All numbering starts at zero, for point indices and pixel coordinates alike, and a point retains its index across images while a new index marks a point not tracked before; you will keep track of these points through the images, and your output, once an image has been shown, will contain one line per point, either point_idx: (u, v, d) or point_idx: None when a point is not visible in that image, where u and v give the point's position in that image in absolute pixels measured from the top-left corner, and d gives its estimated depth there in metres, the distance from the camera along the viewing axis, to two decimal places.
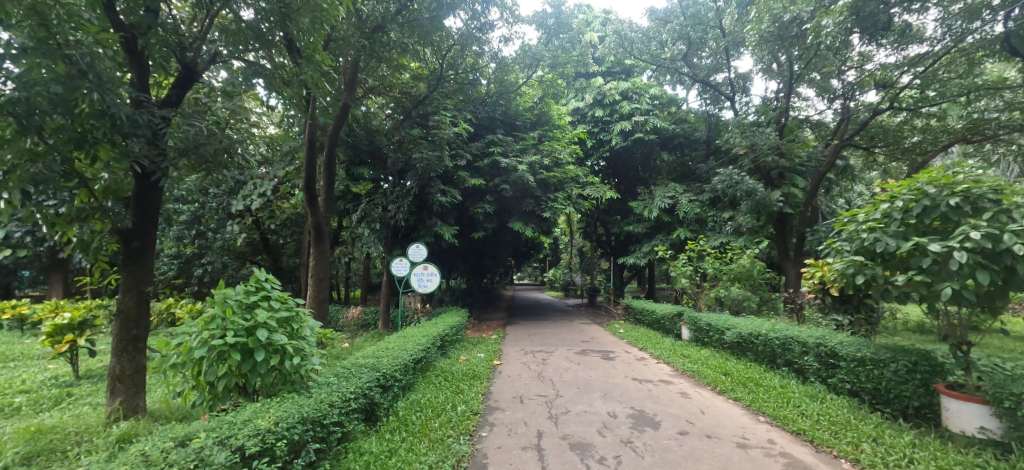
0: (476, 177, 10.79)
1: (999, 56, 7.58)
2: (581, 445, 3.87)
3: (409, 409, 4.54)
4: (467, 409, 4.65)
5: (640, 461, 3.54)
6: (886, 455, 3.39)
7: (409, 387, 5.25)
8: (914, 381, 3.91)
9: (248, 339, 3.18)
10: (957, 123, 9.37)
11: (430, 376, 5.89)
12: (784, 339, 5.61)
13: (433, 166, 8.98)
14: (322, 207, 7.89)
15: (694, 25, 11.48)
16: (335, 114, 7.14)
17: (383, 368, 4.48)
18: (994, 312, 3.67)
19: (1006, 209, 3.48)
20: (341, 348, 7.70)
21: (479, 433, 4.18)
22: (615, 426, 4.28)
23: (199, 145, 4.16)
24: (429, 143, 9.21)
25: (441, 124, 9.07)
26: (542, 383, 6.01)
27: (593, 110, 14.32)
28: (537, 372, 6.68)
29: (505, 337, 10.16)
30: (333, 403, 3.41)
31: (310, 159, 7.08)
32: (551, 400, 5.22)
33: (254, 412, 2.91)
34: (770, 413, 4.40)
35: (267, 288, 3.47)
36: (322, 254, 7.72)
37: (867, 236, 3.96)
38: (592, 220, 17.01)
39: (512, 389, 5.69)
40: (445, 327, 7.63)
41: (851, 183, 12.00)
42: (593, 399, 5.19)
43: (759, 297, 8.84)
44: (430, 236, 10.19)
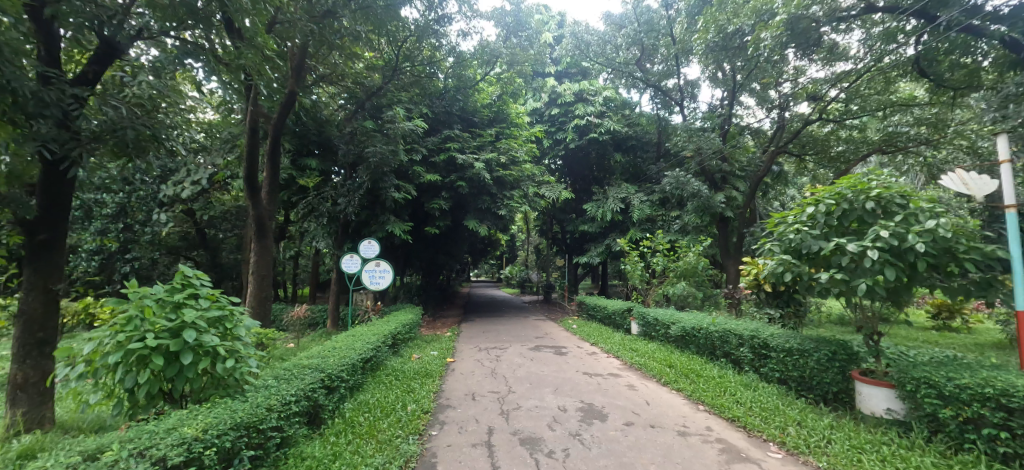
0: (432, 173, 10.65)
1: (911, 75, 8.35)
2: (530, 440, 3.93)
3: (357, 410, 4.43)
4: (418, 408, 4.59)
5: (587, 453, 3.64)
6: (808, 437, 3.67)
7: (358, 388, 5.12)
8: (833, 369, 4.28)
9: (171, 340, 2.96)
10: (875, 135, 10.27)
11: (381, 376, 5.75)
12: (722, 332, 5.95)
13: (388, 161, 8.77)
14: (265, 200, 7.49)
15: (647, 31, 11.96)
16: (280, 103, 6.79)
17: (328, 368, 4.34)
18: (900, 304, 4.07)
19: (912, 212, 3.85)
20: (284, 349, 7.35)
21: (429, 432, 4.14)
22: (564, 420, 4.38)
23: (122, 128, 3.84)
24: (383, 136, 8.98)
25: (395, 118, 8.85)
26: (495, 380, 6.04)
27: (549, 109, 14.67)
28: (491, 369, 6.70)
29: (459, 334, 10.13)
30: (272, 407, 3.26)
31: (252, 148, 6.71)
32: (503, 396, 5.25)
33: (179, 420, 2.72)
34: (708, 402, 4.66)
35: (195, 285, 3.28)
36: (264, 249, 7.33)
37: (795, 236, 4.27)
38: (549, 218, 17.27)
39: (465, 387, 5.68)
40: (397, 325, 7.50)
41: (784, 187, 12.90)
42: (544, 394, 5.29)
43: (703, 293, 9.33)
44: (382, 232, 9.95)
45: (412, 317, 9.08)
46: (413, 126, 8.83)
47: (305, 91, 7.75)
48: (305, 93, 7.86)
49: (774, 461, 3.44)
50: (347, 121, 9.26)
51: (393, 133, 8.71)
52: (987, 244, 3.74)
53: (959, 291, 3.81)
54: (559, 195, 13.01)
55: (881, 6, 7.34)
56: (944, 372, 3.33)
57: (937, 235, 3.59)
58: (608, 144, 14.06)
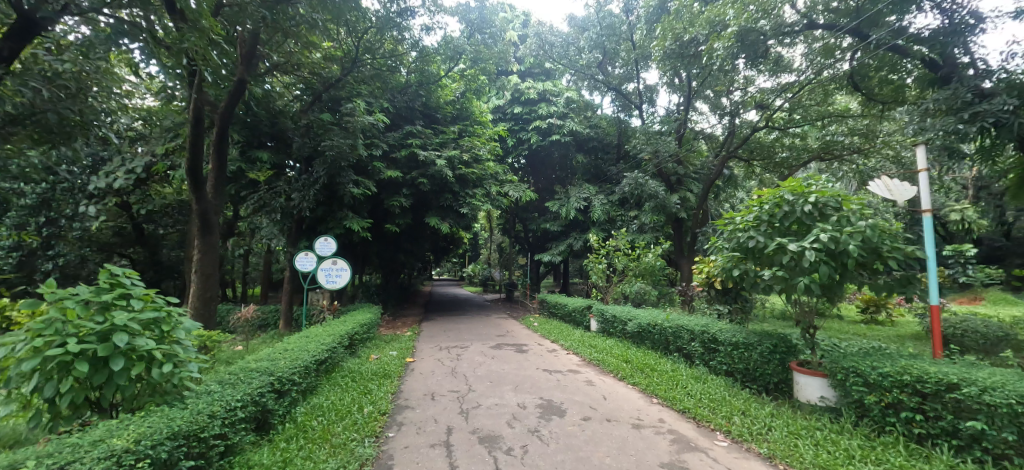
0: (392, 169, 10.47)
1: (846, 89, 8.96)
2: (489, 438, 3.96)
3: (310, 414, 4.31)
4: (375, 410, 4.53)
5: (545, 449, 3.72)
6: (751, 425, 3.91)
7: (311, 391, 4.97)
8: (774, 361, 4.58)
9: (99, 345, 2.76)
10: (815, 143, 11.00)
11: (336, 378, 5.60)
12: (675, 327, 6.22)
13: (346, 156, 8.52)
14: (211, 194, 7.11)
15: (608, 35, 12.27)
16: (229, 91, 6.46)
17: (278, 371, 4.20)
18: (834, 300, 4.41)
19: (846, 215, 4.17)
20: (231, 352, 7.01)
21: (386, 434, 4.09)
22: (523, 417, 4.45)
23: (42, 112, 4.32)
24: (341, 129, 8.73)
25: (355, 111, 8.63)
26: (455, 379, 6.03)
27: (512, 108, 14.74)
28: (451, 368, 6.68)
29: (419, 333, 10.01)
30: (215, 414, 3.13)
31: (196, 139, 6.36)
32: (463, 395, 5.26)
33: (108, 432, 2.57)
34: (661, 395, 4.87)
35: (126, 285, 3.08)
36: (209, 246, 6.96)
37: (743, 236, 4.52)
38: (512, 217, 17.37)
39: (424, 387, 5.64)
40: (354, 325, 7.32)
41: (734, 189, 13.58)
42: (504, 392, 5.35)
43: (658, 291, 9.70)
44: (339, 229, 9.67)
45: (371, 316, 8.89)
46: (373, 121, 8.65)
47: (256, 79, 7.41)
48: (257, 82, 7.51)
49: (720, 449, 3.63)
50: (302, 112, 8.95)
51: (352, 126, 8.50)
52: (908, 245, 4.12)
53: (884, 288, 4.18)
54: (522, 195, 13.07)
55: (821, 23, 7.85)
56: (869, 362, 3.64)
57: (866, 235, 3.91)
58: (570, 144, 14.33)
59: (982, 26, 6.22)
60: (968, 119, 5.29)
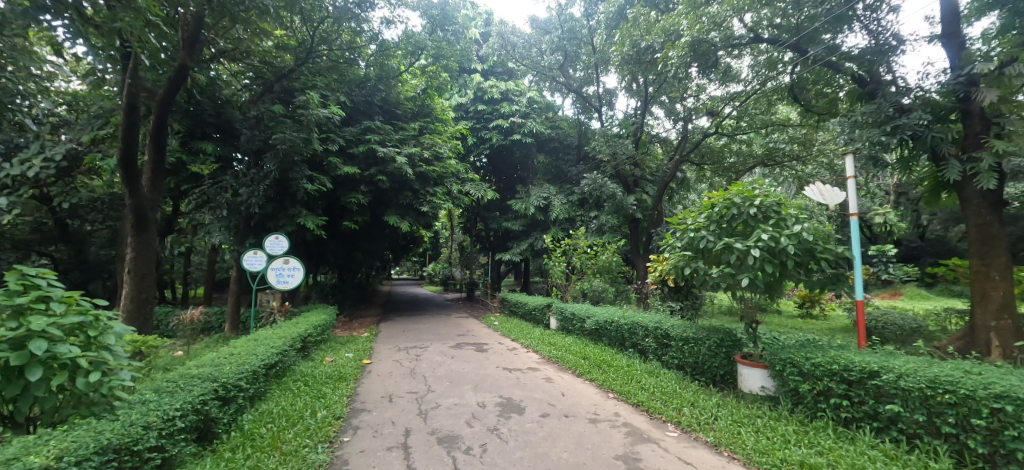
0: (349, 165, 10.21)
1: (787, 99, 9.58)
2: (448, 438, 3.97)
3: (258, 421, 4.15)
4: (329, 414, 4.43)
5: (504, 446, 3.78)
6: (699, 415, 4.14)
7: (259, 396, 4.78)
8: (721, 354, 4.87)
9: (12, 353, 2.53)
10: (760, 150, 11.70)
11: (287, 382, 5.42)
12: (630, 324, 6.45)
13: (299, 150, 8.21)
14: (148, 189, 6.66)
15: (570, 39, 12.58)
16: (170, 78, 6.08)
17: (222, 377, 4.02)
18: (775, 297, 4.73)
19: (785, 217, 4.49)
20: (171, 358, 6.61)
21: (341, 438, 4.02)
22: (482, 416, 4.50)
23: None
24: (294, 122, 8.41)
25: (309, 103, 8.33)
26: (414, 380, 5.98)
27: (474, 106, 14.69)
28: (410, 369, 6.62)
29: (377, 334, 9.82)
30: (150, 425, 2.97)
31: (130, 130, 5.96)
32: (421, 396, 5.23)
33: (23, 449, 2.39)
34: (617, 389, 5.06)
35: (45, 287, 2.85)
36: (144, 244, 6.53)
37: (695, 235, 4.78)
38: (473, 216, 17.33)
39: (381, 388, 5.56)
40: (308, 327, 7.09)
41: (686, 191, 14.18)
42: (463, 391, 5.36)
43: (615, 289, 10.01)
44: (292, 226, 9.31)
45: (326, 317, 8.63)
46: (329, 114, 8.38)
47: (199, 66, 7.00)
48: (202, 69, 7.10)
49: (671, 439, 3.82)
50: (252, 103, 8.54)
51: (305, 120, 8.21)
52: (838, 245, 4.49)
53: (817, 285, 4.53)
54: (483, 194, 13.07)
55: (766, 38, 8.27)
56: (804, 353, 3.94)
57: (802, 237, 4.24)
58: (531, 145, 14.49)
59: (902, 49, 6.85)
60: (890, 131, 5.82)
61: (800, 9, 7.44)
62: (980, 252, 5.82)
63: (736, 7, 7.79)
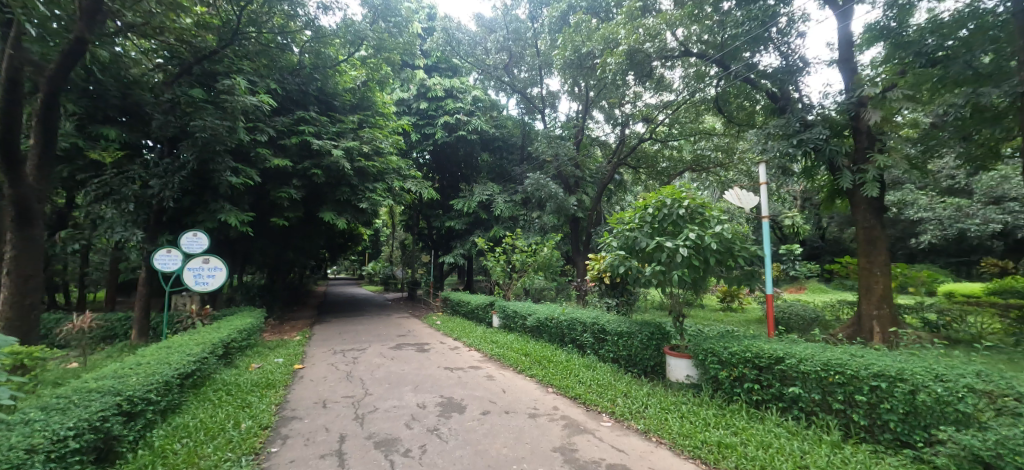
0: (280, 157, 9.66)
1: (713, 110, 10.34)
2: (386, 442, 3.93)
3: (170, 437, 3.85)
4: (254, 425, 4.21)
5: (444, 446, 3.81)
6: (631, 404, 4.42)
7: (173, 409, 4.44)
8: (652, 346, 5.23)
9: None
10: (688, 155, 12.53)
11: (206, 393, 5.06)
12: (569, 320, 6.70)
13: (221, 139, 7.60)
14: (34, 178, 5.90)
15: (514, 39, 12.93)
16: (64, 51, 5.44)
17: (125, 390, 3.70)
18: (699, 292, 5.14)
19: (708, 218, 4.91)
20: (64, 371, 5.92)
21: (269, 449, 3.84)
22: (422, 417, 4.49)
23: None
24: (216, 109, 7.76)
25: (235, 89, 7.68)
26: (350, 384, 5.82)
27: (417, 102, 14.43)
28: (346, 372, 6.42)
29: (311, 337, 9.39)
30: (36, 447, 2.69)
31: (12, 110, 5.28)
32: (358, 400, 5.11)
33: None
34: (556, 384, 5.25)
35: None
36: (26, 242, 5.83)
37: (630, 234, 5.10)
38: (415, 213, 17.04)
39: (315, 394, 5.36)
40: (231, 332, 6.65)
41: (623, 193, 14.87)
42: (403, 393, 5.31)
43: (555, 286, 10.28)
44: (214, 222, 8.64)
45: (253, 321, 8.12)
46: (258, 102, 7.81)
47: (101, 41, 6.27)
48: (104, 45, 6.38)
49: (605, 429, 4.05)
50: (166, 86, 7.78)
51: (229, 106, 7.57)
52: (753, 245, 4.95)
53: (735, 280, 4.98)
54: (425, 192, 12.87)
55: (695, 53, 8.91)
56: (722, 344, 4.32)
57: (722, 236, 4.67)
58: (475, 142, 14.47)
59: (807, 70, 7.69)
60: (797, 144, 6.51)
61: (724, 27, 8.06)
62: (866, 252, 6.66)
63: (669, 21, 8.32)
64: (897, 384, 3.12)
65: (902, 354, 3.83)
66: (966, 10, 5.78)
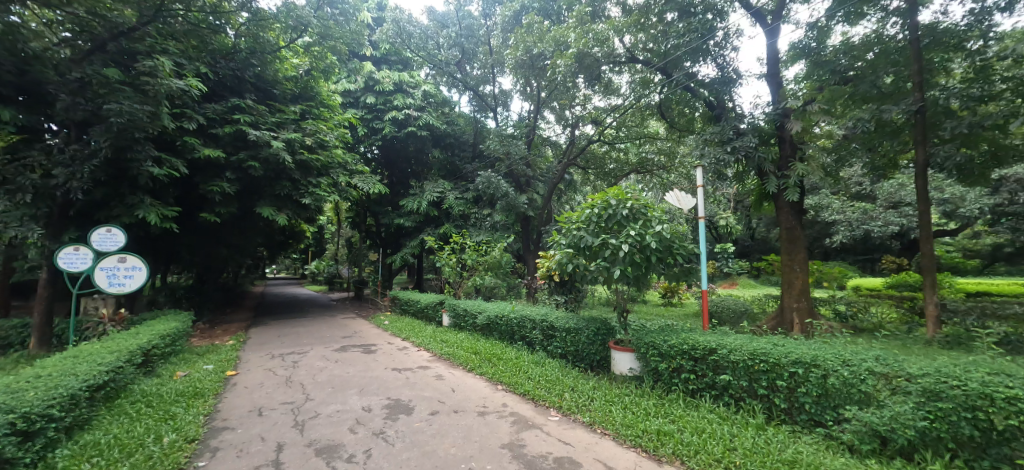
0: (212, 148, 9.01)
1: (657, 115, 10.84)
2: (328, 448, 3.83)
3: (77, 456, 3.53)
4: (178, 438, 3.94)
5: (391, 449, 3.77)
6: (577, 398, 4.58)
7: (82, 425, 4.07)
8: (598, 341, 5.44)
9: None
10: (634, 157, 13.06)
11: (121, 406, 4.66)
12: (519, 318, 6.81)
13: (141, 125, 6.95)
14: None
15: (467, 36, 12.87)
16: None
17: (20, 408, 3.35)
18: (641, 289, 5.40)
19: (650, 218, 5.17)
20: None
21: (196, 463, 3.63)
22: (368, 420, 4.41)
23: None
24: (134, 91, 7.07)
25: (157, 71, 7.01)
26: (290, 389, 5.58)
27: (365, 95, 13.95)
28: (286, 377, 6.15)
29: (246, 342, 8.87)
30: None
31: None
32: (298, 406, 4.93)
33: None
34: (505, 381, 5.34)
35: None
36: None
37: (577, 233, 5.27)
38: (362, 210, 16.50)
39: (250, 402, 5.10)
40: (151, 338, 6.16)
41: (573, 193, 15.25)
42: (348, 396, 5.18)
43: (506, 285, 10.38)
44: (134, 217, 7.92)
45: (178, 325, 7.55)
46: (185, 87, 7.18)
47: None
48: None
49: (552, 423, 4.17)
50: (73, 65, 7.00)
51: (149, 89, 6.92)
52: (690, 243, 5.27)
53: (675, 277, 5.28)
54: (373, 188, 12.52)
55: (641, 60, 9.32)
56: (661, 337, 4.58)
57: (662, 235, 4.94)
58: (426, 139, 14.19)
59: (739, 82, 8.28)
60: (730, 150, 6.99)
61: (667, 37, 8.35)
62: (788, 250, 7.27)
63: (617, 28, 8.65)
64: (811, 370, 3.47)
65: (815, 342, 4.26)
66: (871, 36, 6.63)
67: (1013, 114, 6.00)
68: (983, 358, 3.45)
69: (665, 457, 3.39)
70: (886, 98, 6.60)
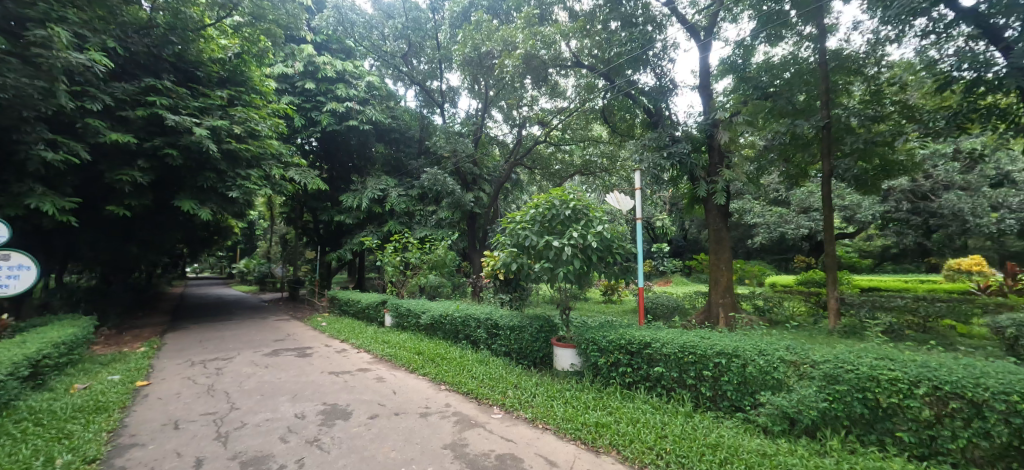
0: (123, 133, 8.16)
1: (599, 119, 11.22)
2: (256, 459, 3.64)
3: None
4: (75, 459, 3.57)
5: (326, 456, 3.66)
6: (519, 395, 4.68)
7: None
8: (541, 339, 5.59)
9: None
10: (578, 159, 13.45)
11: (2, 426, 4.13)
12: (464, 317, 6.81)
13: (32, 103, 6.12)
14: None
15: (414, 28, 12.67)
16: None
17: None
18: (583, 288, 5.60)
19: (591, 219, 5.37)
20: None
21: None
22: (301, 428, 4.24)
23: None
24: (21, 64, 6.20)
25: (52, 41, 6.08)
26: (213, 399, 5.22)
27: (302, 81, 12.97)
28: (207, 386, 5.73)
29: (162, 349, 8.14)
30: None
31: None
32: (222, 416, 4.62)
33: None
34: (448, 381, 5.33)
35: None
36: None
37: (522, 232, 5.38)
38: (298, 205, 15.69)
39: (166, 415, 4.71)
40: (42, 347, 5.49)
41: (519, 192, 15.41)
42: (278, 404, 4.93)
43: (450, 284, 10.30)
44: (23, 209, 7.00)
45: (77, 332, 6.79)
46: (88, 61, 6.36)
47: None
48: None
49: (495, 421, 4.23)
50: None
51: (41, 62, 6.10)
52: (629, 243, 5.54)
53: (614, 276, 5.53)
54: (310, 182, 11.94)
55: (585, 65, 9.64)
56: (601, 333, 4.80)
57: (603, 236, 5.17)
58: (370, 133, 13.64)
59: (675, 92, 8.80)
60: (666, 156, 7.43)
61: (611, 44, 8.75)
62: (715, 250, 7.83)
63: (563, 32, 8.91)
64: (732, 360, 3.80)
65: (736, 334, 4.65)
66: (789, 57, 7.34)
67: (899, 133, 6.85)
68: (872, 344, 3.95)
69: (602, 448, 3.56)
70: (800, 114, 7.28)
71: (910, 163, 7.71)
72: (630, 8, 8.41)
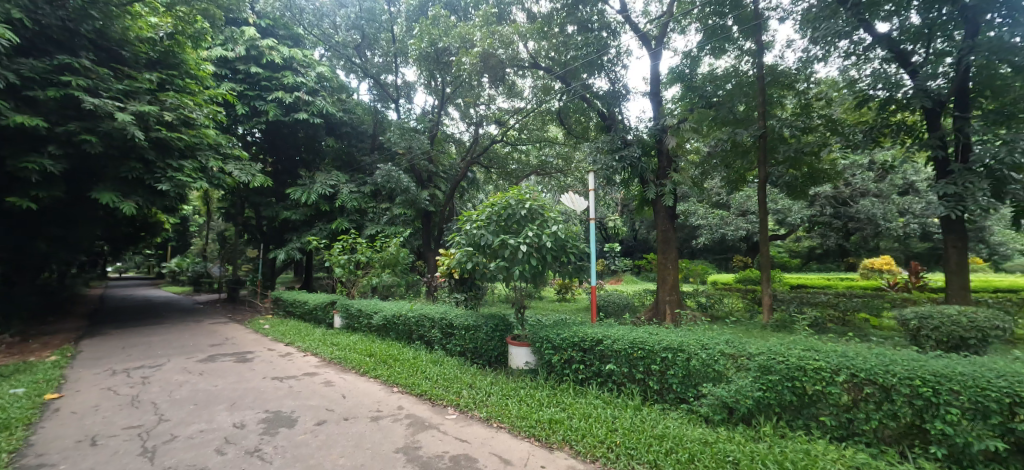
0: (31, 116, 7.34)
1: (555, 120, 11.41)
2: None
3: None
4: None
5: (268, 466, 3.50)
6: (473, 395, 4.69)
7: None
8: (496, 338, 5.62)
9: None
10: (534, 160, 13.62)
11: None
12: (418, 317, 6.71)
13: None
14: None
15: (368, 19, 12.34)
16: None
17: None
18: (537, 287, 5.68)
19: (546, 220, 5.46)
20: None
21: None
22: (240, 438, 4.02)
23: None
24: None
25: None
26: (139, 411, 4.84)
27: (242, 66, 12.15)
28: (132, 397, 5.29)
29: (78, 357, 7.42)
30: None
31: None
32: (149, 430, 4.29)
33: None
34: (401, 383, 5.24)
35: None
36: None
37: (477, 231, 5.38)
38: (239, 201, 14.81)
39: (82, 430, 4.31)
40: None
41: (475, 191, 15.36)
42: (215, 413, 4.65)
43: (404, 283, 10.11)
44: None
45: None
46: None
47: None
48: None
49: (449, 422, 4.22)
50: None
51: None
52: (582, 243, 5.68)
53: (568, 274, 5.65)
54: (252, 177, 11.31)
55: (542, 67, 9.79)
56: (555, 331, 4.91)
57: (557, 235, 5.26)
58: (319, 126, 13.10)
59: (627, 97, 9.14)
60: (619, 159, 7.71)
61: (567, 47, 8.87)
62: (662, 250, 8.20)
63: (521, 33, 9.01)
64: (677, 355, 4.02)
65: (682, 329, 4.91)
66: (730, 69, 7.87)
67: (823, 143, 7.48)
68: (801, 337, 4.30)
69: (556, 444, 3.65)
70: (739, 123, 7.75)
71: (833, 171, 8.45)
72: (585, 13, 8.64)
